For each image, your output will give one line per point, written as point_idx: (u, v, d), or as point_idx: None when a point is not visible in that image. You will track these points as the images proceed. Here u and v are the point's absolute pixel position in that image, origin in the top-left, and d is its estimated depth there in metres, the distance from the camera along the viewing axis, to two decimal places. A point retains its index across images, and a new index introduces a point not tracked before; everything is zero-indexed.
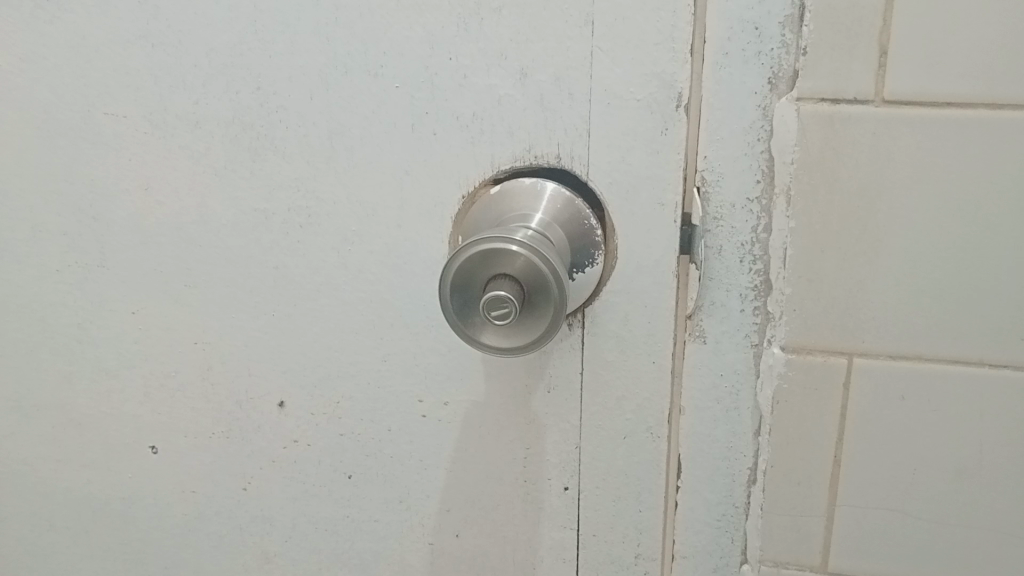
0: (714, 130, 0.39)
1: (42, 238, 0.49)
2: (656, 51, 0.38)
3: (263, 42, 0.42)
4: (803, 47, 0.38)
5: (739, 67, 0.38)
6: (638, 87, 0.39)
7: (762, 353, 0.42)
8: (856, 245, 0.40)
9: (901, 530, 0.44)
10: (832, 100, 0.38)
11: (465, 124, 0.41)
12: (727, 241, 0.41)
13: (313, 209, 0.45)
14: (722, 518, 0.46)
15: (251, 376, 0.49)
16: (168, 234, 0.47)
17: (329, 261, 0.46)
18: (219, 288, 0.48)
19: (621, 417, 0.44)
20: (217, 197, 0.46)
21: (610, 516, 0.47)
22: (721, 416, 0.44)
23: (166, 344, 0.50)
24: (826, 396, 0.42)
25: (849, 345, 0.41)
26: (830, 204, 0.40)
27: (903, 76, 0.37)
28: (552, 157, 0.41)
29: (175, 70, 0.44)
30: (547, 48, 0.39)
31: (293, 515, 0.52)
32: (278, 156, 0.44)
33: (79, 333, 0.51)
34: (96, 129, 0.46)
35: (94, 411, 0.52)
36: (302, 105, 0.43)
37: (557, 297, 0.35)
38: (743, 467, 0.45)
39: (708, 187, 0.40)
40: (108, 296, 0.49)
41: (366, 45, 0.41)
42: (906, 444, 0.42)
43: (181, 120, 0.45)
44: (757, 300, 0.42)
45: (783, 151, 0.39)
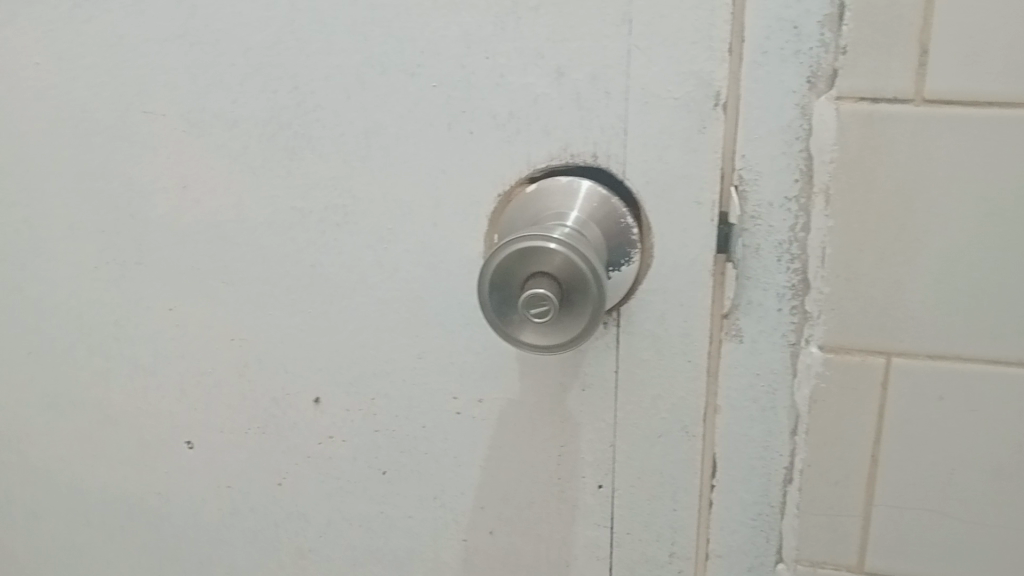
0: (751, 129, 0.39)
1: (80, 236, 0.50)
2: (693, 49, 0.38)
3: (299, 42, 0.42)
4: (843, 46, 0.37)
5: (777, 65, 0.38)
6: (675, 85, 0.39)
7: (799, 353, 0.42)
8: (894, 245, 0.40)
9: (939, 531, 0.44)
10: (870, 100, 0.38)
11: (501, 123, 0.42)
12: (765, 240, 0.41)
13: (348, 208, 0.45)
14: (757, 517, 0.45)
15: (286, 373, 0.50)
16: (204, 232, 0.48)
17: (365, 260, 0.46)
18: (254, 286, 0.48)
19: (656, 416, 0.44)
20: (253, 196, 0.46)
21: (644, 515, 0.47)
22: (757, 415, 0.43)
23: (202, 341, 0.50)
24: (864, 396, 0.42)
25: (888, 345, 0.41)
26: (868, 203, 0.39)
27: (943, 74, 0.37)
28: (588, 156, 0.41)
29: (212, 70, 0.44)
30: (583, 46, 0.39)
31: (328, 511, 0.52)
32: (314, 155, 0.44)
33: (116, 330, 0.51)
34: (133, 129, 0.47)
35: (130, 407, 0.53)
36: (338, 105, 0.43)
37: (596, 294, 0.35)
38: (778, 467, 0.44)
39: (745, 185, 0.40)
40: (144, 293, 0.50)
41: (402, 45, 0.41)
42: (945, 445, 0.42)
43: (218, 119, 0.45)
44: (795, 300, 0.41)
45: (821, 149, 0.39)
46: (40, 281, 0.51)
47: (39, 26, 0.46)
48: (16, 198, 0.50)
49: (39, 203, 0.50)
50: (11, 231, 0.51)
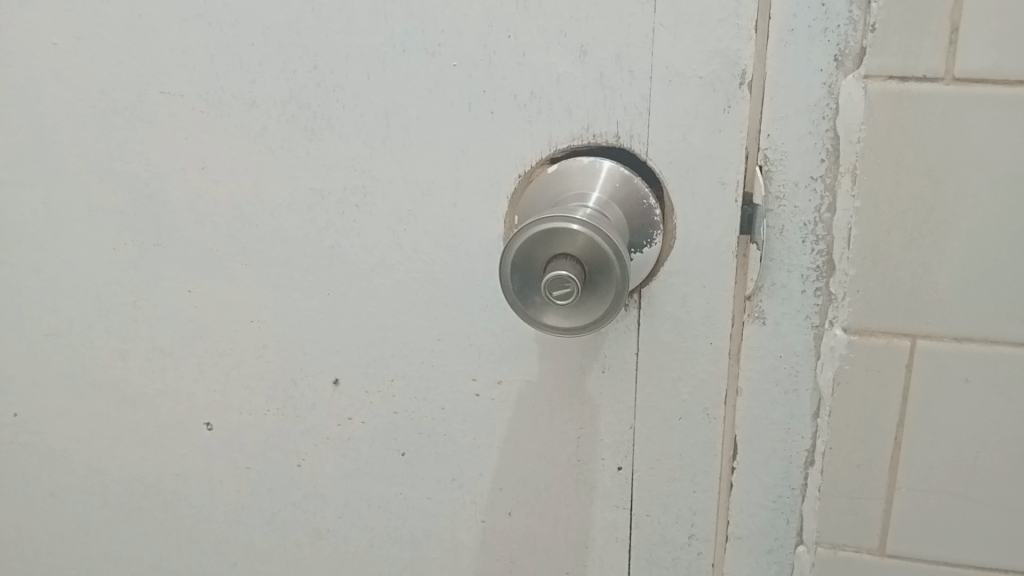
0: (777, 108, 0.39)
1: (98, 217, 0.50)
2: (720, 28, 0.38)
3: (319, 21, 0.42)
4: (871, 24, 0.37)
5: (805, 43, 0.38)
6: (701, 64, 0.38)
7: (824, 335, 0.42)
8: (921, 226, 0.39)
9: (961, 514, 0.44)
10: (899, 79, 0.37)
11: (523, 103, 0.41)
12: (790, 221, 0.40)
13: (368, 189, 0.45)
14: (778, 499, 0.45)
15: (305, 355, 0.49)
16: (222, 213, 0.48)
17: (384, 241, 0.46)
18: (273, 267, 0.48)
19: (677, 399, 0.44)
20: (272, 177, 0.46)
21: (664, 497, 0.47)
22: (779, 398, 0.43)
23: (220, 323, 0.50)
24: (888, 378, 0.42)
25: (913, 327, 0.41)
26: (896, 183, 0.39)
27: (975, 53, 0.36)
28: (611, 136, 0.41)
29: (231, 49, 0.44)
30: (607, 24, 0.39)
31: (346, 492, 0.52)
32: (334, 136, 0.44)
33: (134, 311, 0.51)
34: (151, 109, 0.46)
35: (148, 388, 0.53)
36: (358, 85, 0.43)
37: (619, 277, 0.35)
38: (800, 450, 0.44)
39: (771, 166, 0.40)
40: (162, 274, 0.50)
41: (424, 24, 0.41)
42: (969, 428, 0.42)
43: (237, 99, 0.45)
44: (819, 281, 0.41)
45: (848, 129, 0.38)
46: (58, 261, 0.51)
47: (56, 5, 0.46)
48: (34, 179, 0.50)
49: (57, 183, 0.49)
50: (27, 211, 0.51)
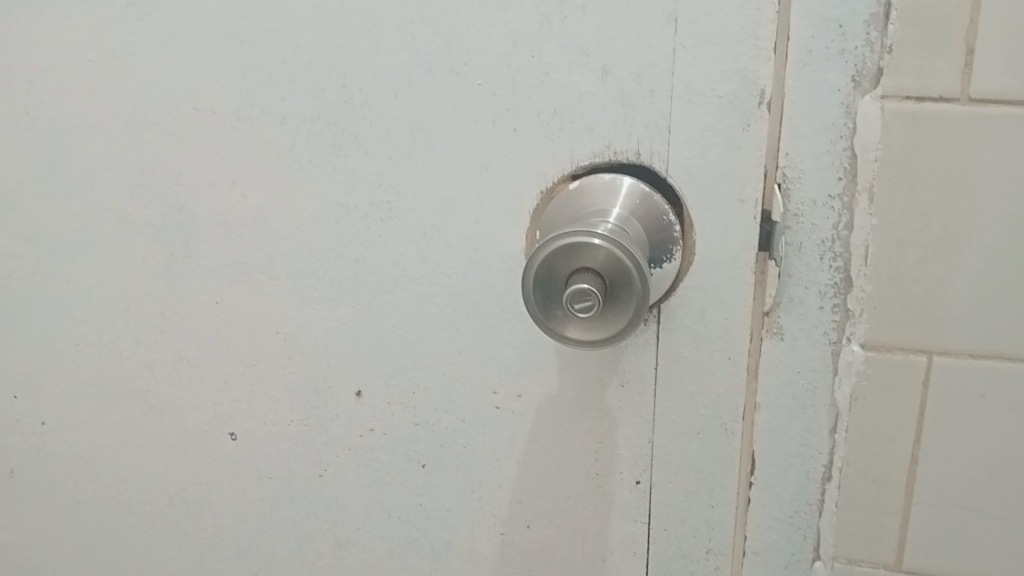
0: (795, 127, 0.39)
1: (128, 230, 0.51)
2: (739, 48, 0.38)
3: (348, 40, 0.43)
4: (888, 45, 0.38)
5: (823, 63, 0.38)
6: (719, 83, 0.39)
7: (841, 351, 0.42)
8: (937, 242, 0.40)
9: (978, 529, 0.44)
10: (916, 98, 0.38)
11: (545, 120, 0.42)
12: (808, 238, 0.41)
13: (392, 203, 0.46)
14: (795, 514, 0.46)
15: (328, 367, 0.50)
16: (250, 227, 0.49)
17: (407, 255, 0.47)
18: (299, 279, 0.49)
19: (694, 412, 0.45)
20: (298, 191, 0.47)
21: (681, 510, 0.47)
22: (797, 413, 0.44)
23: (246, 334, 0.51)
24: (904, 394, 0.42)
25: (930, 343, 0.41)
26: (912, 201, 0.40)
27: (989, 73, 0.37)
28: (632, 153, 0.42)
29: (262, 68, 0.45)
30: (629, 44, 0.40)
31: (367, 502, 0.53)
32: (360, 152, 0.45)
33: (162, 322, 0.52)
34: (183, 125, 0.48)
35: (175, 398, 0.54)
36: (384, 103, 0.44)
37: (640, 290, 0.36)
38: (817, 465, 0.44)
39: (789, 183, 0.40)
40: (190, 286, 0.51)
41: (449, 43, 0.42)
42: (986, 443, 0.42)
43: (266, 116, 0.46)
44: (837, 298, 0.41)
45: (865, 147, 0.39)
46: (88, 273, 0.53)
47: (92, 24, 0.47)
48: (67, 192, 0.51)
49: (90, 196, 0.51)
50: (59, 223, 0.52)
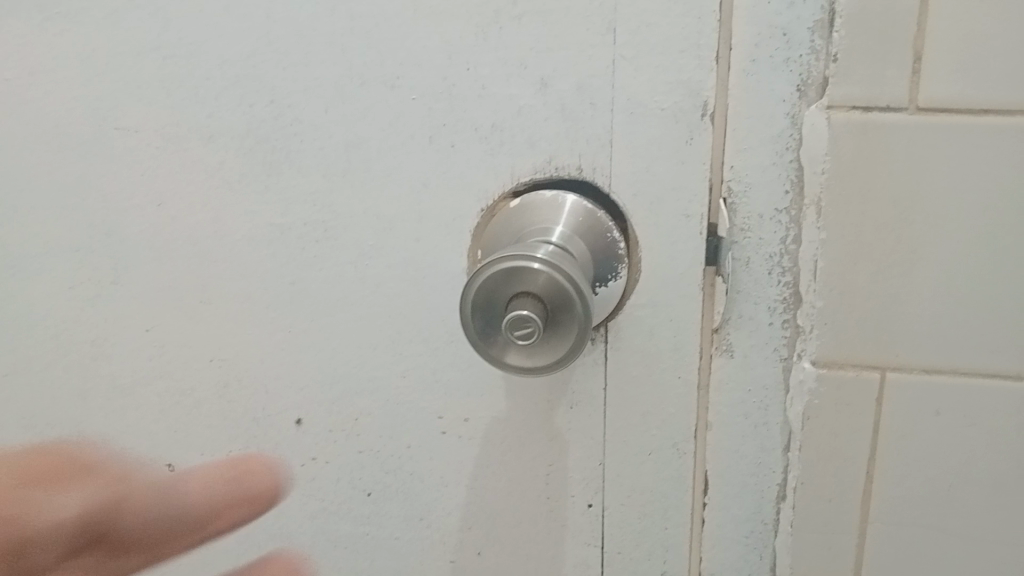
0: (741, 138, 0.38)
1: (53, 253, 0.48)
2: (681, 58, 0.37)
3: (277, 54, 0.41)
4: (834, 54, 0.37)
5: (767, 73, 0.37)
6: (663, 95, 0.38)
7: (792, 368, 0.41)
8: (890, 257, 0.39)
9: (937, 548, 0.42)
10: (864, 108, 0.37)
11: (485, 135, 0.41)
12: (756, 253, 0.40)
13: (329, 222, 0.44)
14: (750, 534, 0.44)
15: (268, 393, 0.48)
16: (181, 249, 0.46)
17: (347, 275, 0.45)
18: (234, 303, 0.47)
19: (646, 433, 0.43)
20: (232, 211, 0.45)
21: (635, 533, 0.45)
22: (749, 431, 0.43)
23: (182, 361, 0.49)
24: (858, 413, 0.41)
25: (884, 360, 0.40)
26: (863, 214, 0.38)
27: (940, 83, 0.36)
28: (574, 169, 0.40)
29: (190, 83, 0.43)
30: (569, 56, 0.38)
31: (312, 532, 0.51)
32: (294, 170, 0.43)
33: (93, 350, 0.49)
34: (107, 143, 0.45)
35: (107, 430, 0.51)
36: (317, 119, 0.42)
37: (581, 314, 0.34)
38: (772, 484, 0.43)
39: (735, 197, 0.39)
40: (122, 311, 0.48)
41: (382, 56, 0.40)
42: (943, 460, 0.41)
43: (195, 133, 0.44)
44: (786, 314, 0.40)
45: (813, 159, 0.38)
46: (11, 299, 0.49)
47: (6, 39, 0.44)
48: None
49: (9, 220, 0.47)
50: None
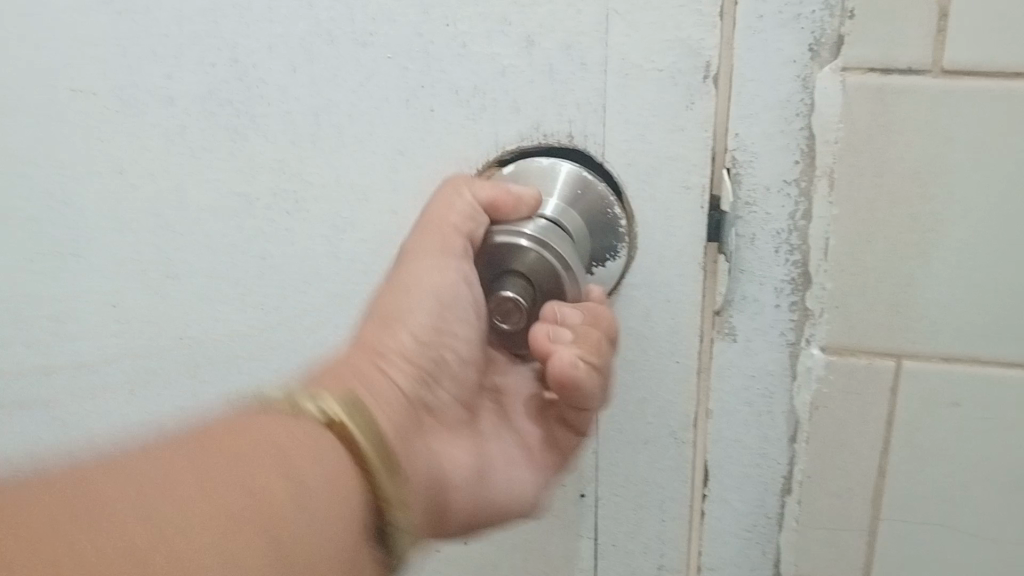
0: (746, 103, 0.34)
1: (10, 227, 0.44)
2: (679, 13, 0.34)
3: (237, 9, 0.38)
4: (849, 9, 0.33)
5: (775, 29, 0.33)
6: (659, 54, 0.34)
7: (800, 354, 0.38)
8: (909, 234, 0.35)
9: (950, 544, 0.40)
10: (880, 71, 0.34)
11: (465, 98, 0.37)
12: (762, 229, 0.36)
13: (300, 193, 0.41)
14: (752, 529, 0.41)
15: (244, 373, 0.45)
16: (145, 219, 0.43)
17: (319, 250, 0.41)
18: (202, 274, 0.43)
19: (641, 421, 0.40)
20: (197, 181, 0.42)
21: (630, 525, 0.43)
22: (753, 421, 0.39)
23: (150, 342, 0.45)
24: (871, 403, 0.38)
25: (897, 347, 0.37)
26: (877, 188, 0.35)
27: (966, 45, 0.32)
28: (564, 136, 0.37)
29: (147, 39, 0.39)
30: (555, 10, 0.35)
31: None
32: (261, 135, 0.40)
33: (59, 326, 0.46)
34: (62, 107, 0.41)
35: (79, 409, 0.47)
36: (284, 79, 0.39)
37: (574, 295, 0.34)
38: (777, 476, 0.40)
39: (739, 168, 0.36)
40: (89, 281, 0.45)
41: (352, 10, 0.37)
42: (960, 454, 0.38)
43: (154, 97, 0.40)
44: (795, 295, 0.37)
45: (825, 128, 0.34)
46: None
47: None
48: None
49: None
50: None
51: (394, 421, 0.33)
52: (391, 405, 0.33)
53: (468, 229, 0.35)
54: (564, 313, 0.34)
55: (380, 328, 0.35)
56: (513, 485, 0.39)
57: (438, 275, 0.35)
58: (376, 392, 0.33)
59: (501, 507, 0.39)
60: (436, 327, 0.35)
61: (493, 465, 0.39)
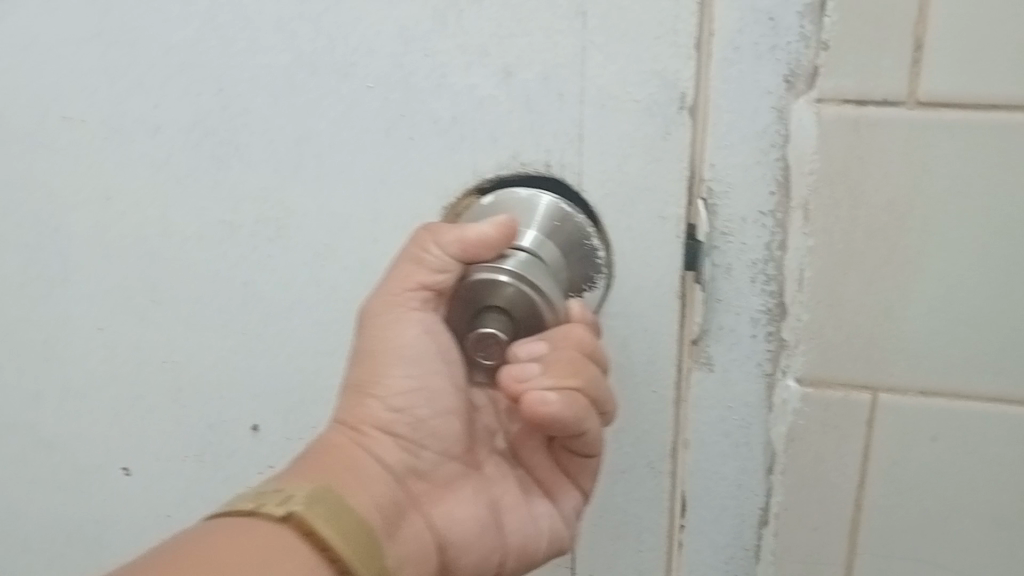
0: (721, 134, 0.35)
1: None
2: (656, 45, 0.34)
3: (222, 38, 0.38)
4: (824, 41, 0.33)
5: (751, 63, 0.34)
6: (635, 87, 0.35)
7: (776, 385, 0.38)
8: (884, 267, 0.35)
9: None
10: (856, 103, 0.34)
11: (445, 128, 0.37)
12: (738, 259, 0.37)
13: (281, 220, 0.40)
14: (730, 561, 0.41)
15: (223, 399, 0.45)
16: (128, 245, 0.43)
17: (300, 278, 0.41)
18: (184, 303, 0.43)
19: (619, 451, 0.40)
20: (179, 208, 0.41)
21: (608, 556, 0.42)
22: (729, 452, 0.39)
23: (131, 368, 0.45)
24: (849, 437, 0.38)
25: (873, 379, 0.37)
26: (853, 220, 0.35)
27: (940, 75, 0.33)
28: (541, 165, 0.37)
29: (131, 68, 0.40)
30: (535, 42, 0.35)
31: None
32: (243, 163, 0.40)
33: (45, 351, 0.46)
34: (51, 135, 0.42)
35: (62, 432, 0.47)
36: (267, 108, 0.39)
37: (554, 322, 0.34)
38: (753, 508, 0.40)
39: (715, 198, 0.36)
40: (73, 307, 0.45)
41: (334, 42, 0.37)
42: (938, 489, 0.38)
43: (140, 125, 0.40)
44: (770, 325, 0.37)
45: (800, 159, 0.35)
46: None
47: None
48: None
49: None
50: None
51: (374, 505, 0.36)
52: (367, 491, 0.36)
53: (436, 280, 0.35)
54: (530, 348, 0.33)
55: (357, 403, 0.38)
56: (534, 525, 0.40)
57: (400, 342, 0.36)
58: (350, 475, 0.36)
59: (521, 551, 0.40)
60: (404, 402, 0.37)
61: (506, 510, 0.40)
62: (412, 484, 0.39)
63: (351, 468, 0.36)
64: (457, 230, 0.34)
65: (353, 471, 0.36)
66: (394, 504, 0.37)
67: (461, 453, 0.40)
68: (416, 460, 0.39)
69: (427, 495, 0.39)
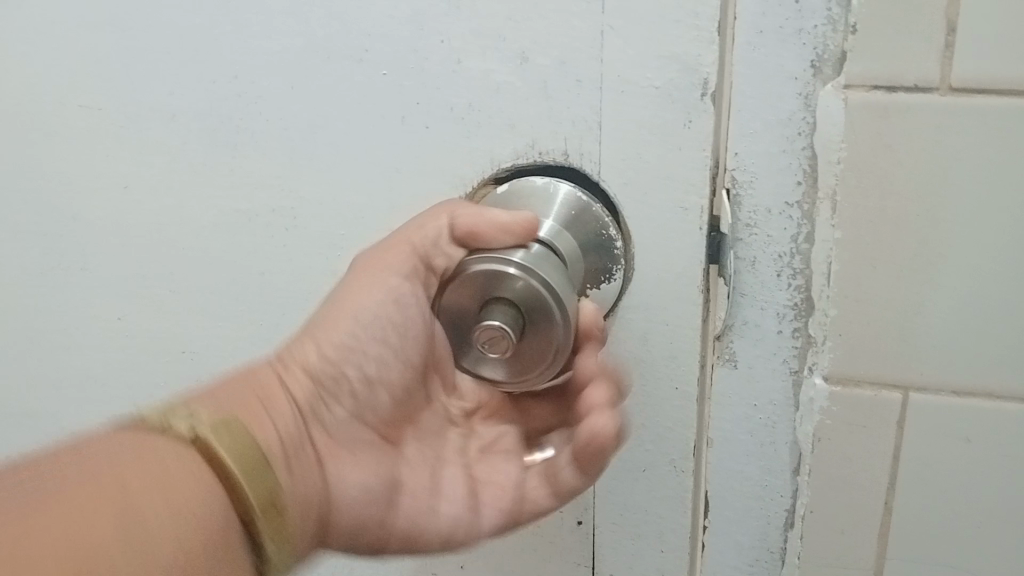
0: (744, 121, 0.33)
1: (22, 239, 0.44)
2: (676, 28, 0.32)
3: (237, 24, 0.37)
4: (852, 25, 0.33)
5: (775, 46, 0.32)
6: (655, 71, 0.33)
7: (803, 382, 0.37)
8: (913, 263, 0.35)
9: None
10: (887, 90, 0.33)
11: (460, 115, 0.36)
12: (763, 252, 0.35)
13: (297, 210, 0.40)
14: (754, 562, 0.40)
15: None
16: (146, 234, 0.42)
17: (316, 268, 0.41)
18: (201, 293, 0.43)
19: (639, 449, 0.39)
20: (196, 196, 0.41)
21: (629, 556, 0.41)
22: (754, 451, 0.38)
23: (152, 357, 0.45)
24: (875, 428, 0.38)
25: (903, 377, 0.37)
26: (882, 214, 0.35)
27: (970, 62, 0.32)
28: (560, 155, 0.36)
29: (147, 52, 0.39)
30: (551, 26, 0.34)
31: None
32: (257, 151, 0.39)
33: (67, 339, 0.46)
34: (68, 122, 0.41)
35: (86, 419, 0.47)
36: (280, 96, 0.38)
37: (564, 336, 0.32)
38: (779, 509, 0.39)
39: (739, 189, 0.34)
40: (93, 296, 0.44)
41: (346, 27, 0.36)
42: (970, 489, 0.37)
43: (155, 113, 0.40)
44: (797, 321, 0.36)
45: (828, 149, 0.34)
46: None
47: None
48: None
49: None
50: None
51: (280, 447, 0.32)
52: (276, 423, 0.33)
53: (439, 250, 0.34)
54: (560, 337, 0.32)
55: (299, 345, 0.35)
56: (435, 525, 0.37)
57: (360, 293, 0.35)
58: (263, 410, 0.33)
59: (404, 537, 0.37)
60: (340, 355, 0.35)
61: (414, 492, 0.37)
62: (332, 435, 0.35)
63: (264, 400, 0.33)
64: (475, 209, 0.34)
65: (270, 409, 0.33)
66: (298, 439, 0.34)
67: (391, 423, 0.37)
68: (327, 414, 0.35)
69: (331, 450, 0.35)
